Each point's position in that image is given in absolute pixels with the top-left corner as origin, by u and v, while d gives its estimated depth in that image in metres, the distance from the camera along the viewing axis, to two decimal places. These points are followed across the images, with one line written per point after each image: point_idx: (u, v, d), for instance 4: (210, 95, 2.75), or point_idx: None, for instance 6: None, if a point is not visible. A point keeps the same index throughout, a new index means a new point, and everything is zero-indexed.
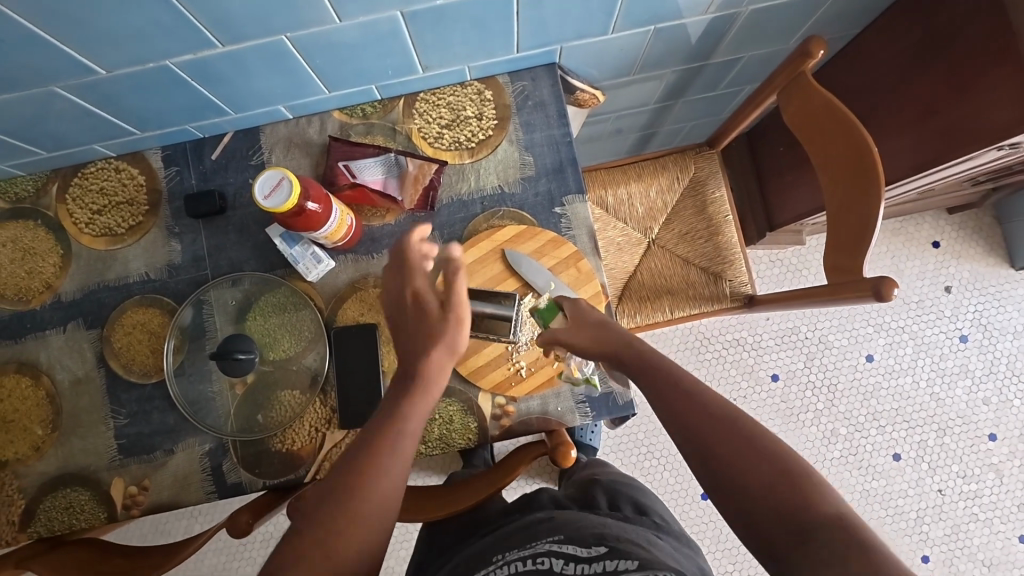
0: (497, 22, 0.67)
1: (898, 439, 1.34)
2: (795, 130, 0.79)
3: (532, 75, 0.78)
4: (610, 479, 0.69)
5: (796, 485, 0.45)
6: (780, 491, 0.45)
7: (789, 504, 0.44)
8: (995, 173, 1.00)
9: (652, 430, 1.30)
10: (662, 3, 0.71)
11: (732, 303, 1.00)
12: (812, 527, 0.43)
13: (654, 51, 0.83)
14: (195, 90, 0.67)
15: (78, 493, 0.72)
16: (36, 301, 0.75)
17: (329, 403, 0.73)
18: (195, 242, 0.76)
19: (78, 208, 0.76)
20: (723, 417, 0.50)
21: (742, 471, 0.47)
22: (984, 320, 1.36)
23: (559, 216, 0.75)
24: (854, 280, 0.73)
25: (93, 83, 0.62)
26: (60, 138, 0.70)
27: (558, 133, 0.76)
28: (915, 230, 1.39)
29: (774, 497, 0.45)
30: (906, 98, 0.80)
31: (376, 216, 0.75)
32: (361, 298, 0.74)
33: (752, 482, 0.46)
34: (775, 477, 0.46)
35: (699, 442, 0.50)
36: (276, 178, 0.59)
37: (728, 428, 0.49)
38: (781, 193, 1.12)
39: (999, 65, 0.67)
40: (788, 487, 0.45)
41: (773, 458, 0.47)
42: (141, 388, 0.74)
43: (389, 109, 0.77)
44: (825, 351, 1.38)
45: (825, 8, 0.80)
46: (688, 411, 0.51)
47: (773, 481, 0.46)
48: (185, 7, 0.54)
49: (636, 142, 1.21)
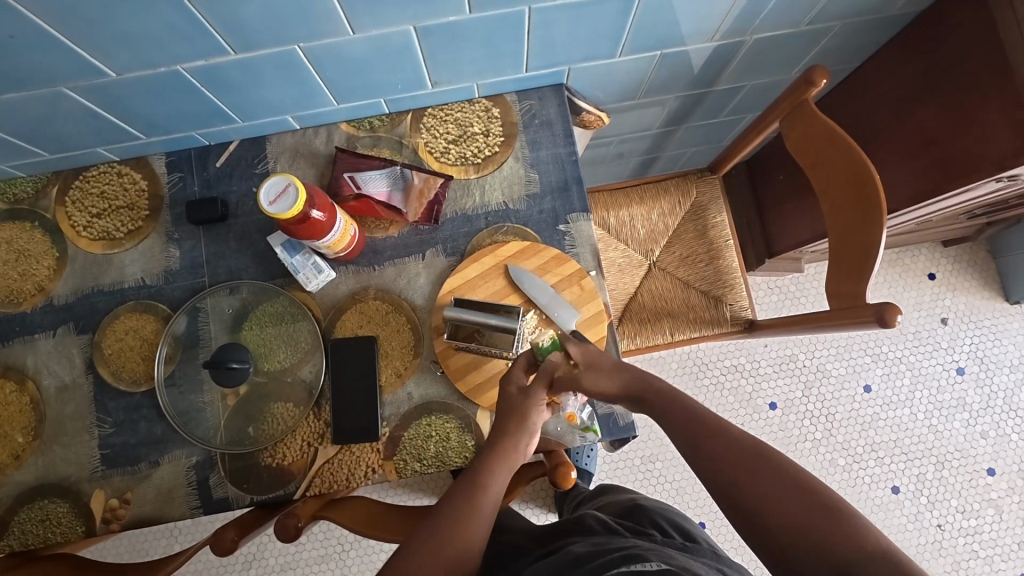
0: (508, 41, 0.68)
1: (896, 471, 1.32)
2: (798, 156, 0.80)
3: (539, 94, 0.79)
4: (654, 505, 0.70)
5: (817, 511, 0.46)
6: (802, 518, 0.46)
7: (813, 531, 0.45)
8: (991, 206, 1.01)
9: (649, 456, 1.28)
10: (669, 29, 0.72)
11: (732, 327, 1.00)
12: (841, 554, 0.44)
13: (660, 76, 0.84)
14: (205, 96, 0.67)
15: (55, 505, 0.69)
16: (28, 303, 0.73)
17: (323, 417, 0.71)
18: (194, 249, 0.75)
19: (77, 210, 0.75)
20: (749, 449, 0.51)
21: (762, 505, 0.48)
22: (981, 353, 1.37)
23: (563, 234, 0.75)
24: (857, 305, 0.73)
25: (103, 85, 0.62)
26: (65, 140, 0.70)
27: (564, 152, 0.77)
28: (912, 261, 1.41)
29: (807, 526, 0.46)
30: (906, 129, 0.82)
31: (379, 227, 0.75)
32: (360, 310, 0.73)
33: (774, 512, 0.48)
34: (795, 506, 0.47)
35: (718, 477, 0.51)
36: (282, 184, 0.59)
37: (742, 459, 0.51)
38: (781, 220, 1.13)
39: (997, 99, 0.69)
40: (810, 514, 0.46)
41: (802, 490, 0.48)
42: (129, 397, 0.71)
43: (396, 123, 0.78)
44: (823, 379, 1.37)
45: (825, 41, 0.82)
46: (700, 443, 0.53)
47: (796, 510, 0.47)
48: (201, 13, 0.55)
49: (638, 166, 1.22)
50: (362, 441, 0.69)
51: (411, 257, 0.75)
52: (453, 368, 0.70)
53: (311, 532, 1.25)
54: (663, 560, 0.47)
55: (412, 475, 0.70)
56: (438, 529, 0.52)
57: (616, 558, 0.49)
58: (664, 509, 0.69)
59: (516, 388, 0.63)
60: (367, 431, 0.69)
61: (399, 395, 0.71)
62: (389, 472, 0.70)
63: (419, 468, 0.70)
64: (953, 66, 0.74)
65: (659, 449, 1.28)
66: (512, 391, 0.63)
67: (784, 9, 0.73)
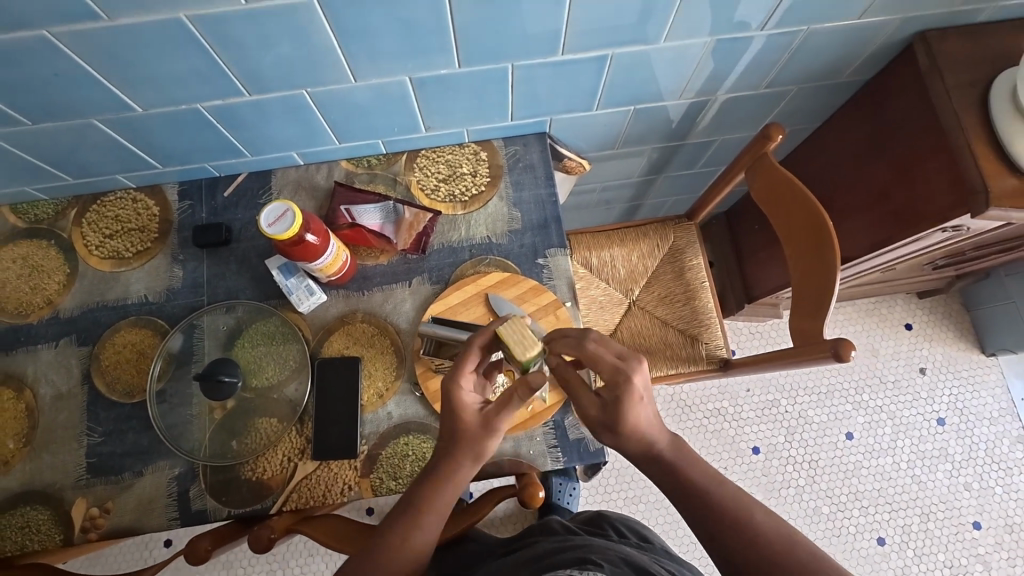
0: (494, 93, 0.76)
1: (882, 522, 1.31)
2: (762, 205, 0.86)
3: (524, 140, 0.87)
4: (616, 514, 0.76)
5: (795, 554, 0.51)
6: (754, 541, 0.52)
7: (773, 558, 0.51)
8: (951, 257, 1.07)
9: (632, 498, 1.28)
10: (641, 87, 0.80)
11: (708, 365, 1.03)
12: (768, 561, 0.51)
13: (636, 129, 0.92)
14: (219, 132, 0.75)
15: (37, 512, 0.71)
16: (35, 316, 0.78)
17: (305, 433, 0.73)
18: (196, 269, 0.80)
19: (92, 231, 0.81)
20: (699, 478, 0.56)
21: (745, 541, 0.52)
22: (960, 404, 1.39)
23: (541, 267, 0.80)
24: (817, 341, 0.77)
25: (129, 119, 0.70)
26: (88, 166, 0.77)
27: (545, 193, 0.83)
28: (889, 311, 1.46)
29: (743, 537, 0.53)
30: (864, 183, 0.89)
31: (370, 255, 0.81)
32: (347, 331, 0.77)
33: (759, 554, 0.51)
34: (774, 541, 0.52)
35: (703, 515, 0.55)
36: (281, 210, 0.65)
37: (730, 496, 0.55)
38: (758, 267, 1.20)
39: (937, 155, 0.75)
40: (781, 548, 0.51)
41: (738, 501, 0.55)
42: (121, 408, 0.74)
43: (392, 162, 0.85)
44: (805, 426, 1.38)
45: (785, 103, 0.91)
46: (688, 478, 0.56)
47: (780, 559, 0.51)
48: (223, 59, 0.62)
49: (624, 212, 1.30)
50: (340, 457, 0.72)
51: (399, 284, 0.79)
52: (431, 389, 0.73)
53: (287, 566, 1.23)
54: (621, 561, 0.50)
55: (386, 494, 0.71)
56: (385, 537, 0.57)
57: (570, 560, 0.51)
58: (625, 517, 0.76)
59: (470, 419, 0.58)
60: (346, 447, 0.72)
61: (379, 414, 0.74)
62: (365, 490, 0.72)
63: (394, 488, 0.71)
64: (897, 127, 0.81)
65: (645, 491, 1.29)
66: (466, 419, 0.58)
67: (746, 74, 0.81)
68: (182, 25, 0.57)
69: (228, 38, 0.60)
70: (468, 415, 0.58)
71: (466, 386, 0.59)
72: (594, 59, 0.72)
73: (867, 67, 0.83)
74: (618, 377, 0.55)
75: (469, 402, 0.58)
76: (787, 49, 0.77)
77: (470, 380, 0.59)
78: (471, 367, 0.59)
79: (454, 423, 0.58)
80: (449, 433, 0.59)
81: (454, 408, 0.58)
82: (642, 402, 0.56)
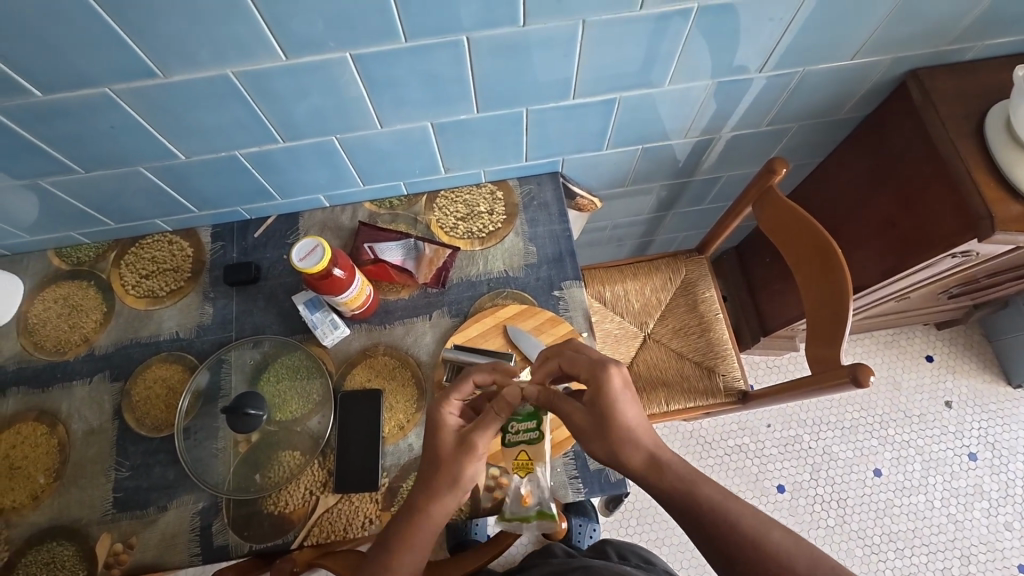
0: (509, 136, 0.81)
1: (920, 566, 1.25)
2: (771, 235, 0.88)
3: (538, 180, 0.91)
4: (618, 542, 0.91)
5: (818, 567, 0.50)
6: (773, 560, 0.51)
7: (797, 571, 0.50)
8: (966, 285, 1.08)
9: (654, 540, 1.24)
10: (649, 127, 0.85)
11: (726, 398, 1.03)
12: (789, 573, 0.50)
13: (644, 167, 0.96)
14: (254, 177, 0.80)
15: (62, 548, 0.71)
16: (72, 353, 0.81)
17: (327, 466, 0.74)
18: (226, 306, 0.83)
19: (129, 272, 0.85)
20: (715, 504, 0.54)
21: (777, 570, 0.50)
22: (991, 438, 1.35)
23: (557, 299, 0.82)
24: (835, 367, 0.77)
25: (172, 166, 0.75)
26: (130, 210, 0.82)
27: (559, 228, 0.86)
28: (908, 343, 1.44)
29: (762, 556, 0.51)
30: (871, 214, 0.91)
31: (392, 290, 0.83)
32: (369, 364, 0.79)
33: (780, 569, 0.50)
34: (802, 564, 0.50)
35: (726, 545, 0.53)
36: (311, 245, 0.68)
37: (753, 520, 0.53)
38: (772, 300, 1.21)
39: (939, 183, 0.78)
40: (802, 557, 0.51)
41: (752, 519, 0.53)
42: (149, 442, 0.76)
43: (413, 203, 0.89)
44: (830, 462, 1.35)
45: (786, 140, 0.95)
46: (707, 506, 0.54)
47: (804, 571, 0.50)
48: (262, 110, 0.68)
49: (636, 248, 1.33)
50: (362, 490, 0.72)
51: (419, 317, 0.82)
52: None
53: None
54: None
55: None
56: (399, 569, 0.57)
57: None
58: (627, 542, 0.90)
59: (449, 444, 0.61)
60: (367, 480, 0.73)
61: (401, 446, 0.75)
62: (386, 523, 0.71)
63: None
64: (899, 159, 0.84)
65: (668, 532, 1.25)
66: (444, 440, 0.61)
67: (748, 113, 0.86)
68: (227, 81, 0.63)
69: (267, 91, 0.65)
70: (448, 437, 0.61)
71: (452, 408, 0.63)
72: (603, 102, 0.77)
73: (864, 103, 0.87)
74: (596, 372, 0.60)
75: (452, 424, 0.62)
76: (785, 88, 0.81)
77: (456, 405, 0.63)
78: (459, 396, 0.63)
79: (434, 443, 0.61)
80: (432, 456, 0.61)
81: (435, 426, 0.62)
82: (624, 400, 0.59)
